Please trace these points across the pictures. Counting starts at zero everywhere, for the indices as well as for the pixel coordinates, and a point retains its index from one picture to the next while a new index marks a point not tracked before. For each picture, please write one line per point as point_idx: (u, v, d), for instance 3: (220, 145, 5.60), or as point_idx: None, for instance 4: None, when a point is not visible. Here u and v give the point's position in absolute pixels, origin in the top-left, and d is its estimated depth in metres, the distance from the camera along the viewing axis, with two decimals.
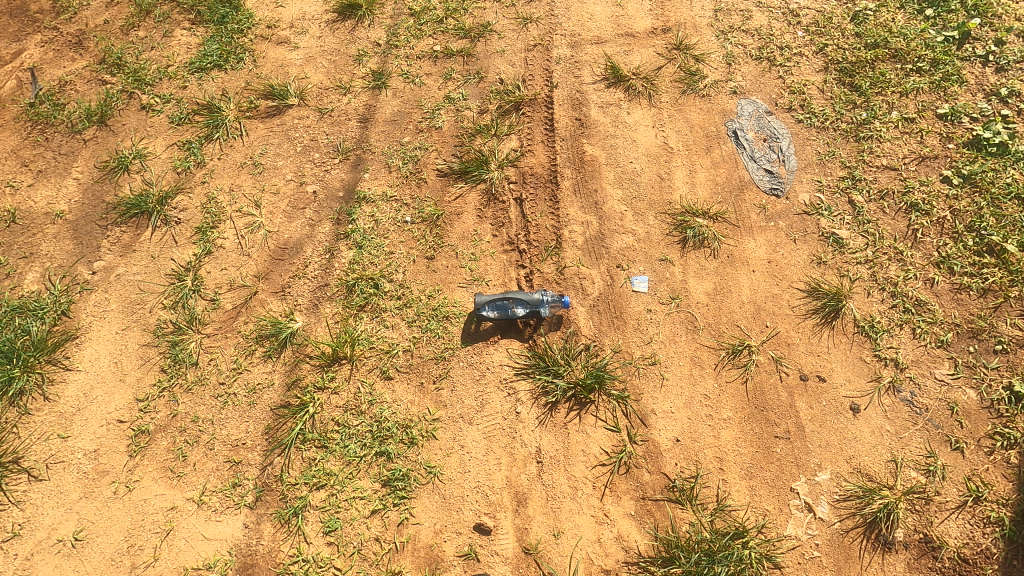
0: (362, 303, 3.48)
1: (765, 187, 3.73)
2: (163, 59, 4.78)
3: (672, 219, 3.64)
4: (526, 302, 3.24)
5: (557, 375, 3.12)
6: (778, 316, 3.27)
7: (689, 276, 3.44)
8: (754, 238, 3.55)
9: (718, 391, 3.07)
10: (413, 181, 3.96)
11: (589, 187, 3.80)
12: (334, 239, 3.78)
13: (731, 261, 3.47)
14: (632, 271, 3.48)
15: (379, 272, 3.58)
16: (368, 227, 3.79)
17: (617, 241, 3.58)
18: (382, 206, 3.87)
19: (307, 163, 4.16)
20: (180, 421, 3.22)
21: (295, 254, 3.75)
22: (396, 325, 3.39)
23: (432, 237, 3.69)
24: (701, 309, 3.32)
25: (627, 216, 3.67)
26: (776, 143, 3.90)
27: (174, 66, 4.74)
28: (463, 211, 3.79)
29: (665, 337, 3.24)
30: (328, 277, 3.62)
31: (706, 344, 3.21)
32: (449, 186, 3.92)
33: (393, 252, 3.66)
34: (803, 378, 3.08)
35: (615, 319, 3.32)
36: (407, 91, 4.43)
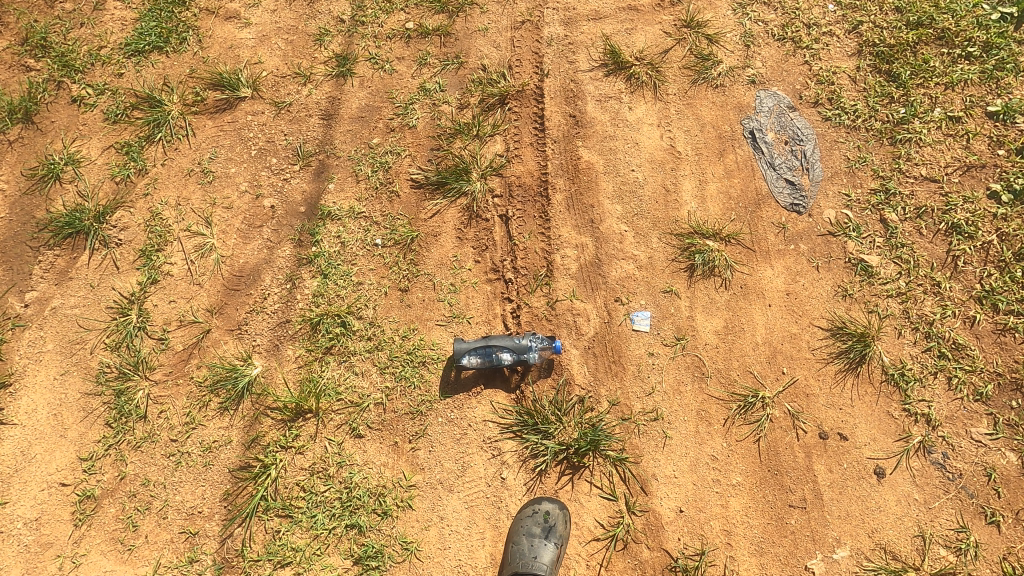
0: (327, 345, 3.09)
1: (785, 201, 3.25)
2: (95, 38, 4.12)
3: (678, 241, 3.20)
4: (512, 346, 2.86)
5: (547, 435, 2.80)
6: (796, 361, 2.90)
7: (697, 312, 3.04)
8: (771, 264, 3.11)
9: (727, 452, 2.75)
10: (384, 193, 3.47)
11: (585, 203, 3.32)
12: (296, 265, 3.34)
13: (745, 294, 3.06)
14: (632, 306, 3.07)
15: (346, 308, 3.16)
16: (333, 251, 3.33)
17: (617, 268, 3.15)
18: (349, 224, 3.40)
19: (263, 170, 3.63)
20: (129, 485, 2.91)
21: (252, 283, 3.32)
22: (367, 372, 3.02)
23: (406, 264, 3.25)
24: (709, 352, 2.95)
25: (627, 237, 3.22)
26: (799, 146, 3.39)
27: (108, 47, 4.08)
28: (440, 231, 3.33)
29: (668, 388, 2.88)
30: (289, 313, 3.20)
31: (714, 395, 2.86)
32: (425, 200, 3.43)
33: (361, 283, 3.23)
34: (822, 436, 2.75)
35: (613, 364, 2.94)
36: (376, 79, 3.82)
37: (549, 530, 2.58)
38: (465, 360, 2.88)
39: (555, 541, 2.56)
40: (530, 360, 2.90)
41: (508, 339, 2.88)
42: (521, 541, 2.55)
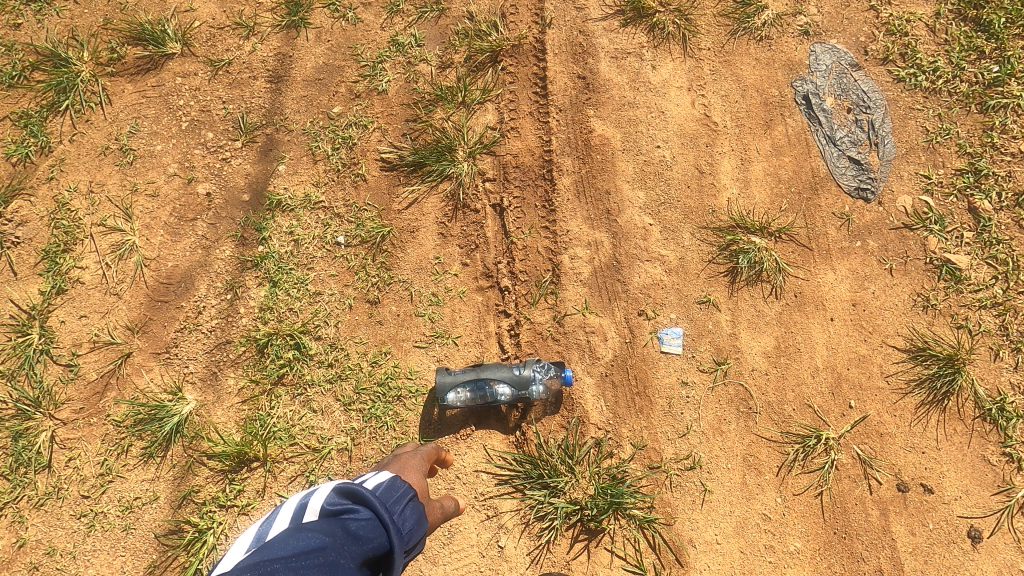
0: (278, 373, 2.46)
1: (849, 185, 2.60)
2: None
3: (716, 237, 2.56)
4: (509, 379, 2.27)
5: (555, 491, 2.24)
6: (866, 393, 2.31)
7: (741, 328, 2.43)
8: (833, 266, 2.49)
9: (783, 510, 2.20)
10: (347, 177, 2.78)
11: (599, 189, 2.66)
12: (239, 270, 2.67)
13: (801, 304, 2.45)
14: (660, 321, 2.45)
15: (301, 326, 2.52)
16: (285, 252, 2.66)
17: (639, 273, 2.53)
18: (304, 217, 2.72)
19: (196, 148, 2.91)
20: (31, 555, 2.33)
21: (183, 293, 2.65)
22: (328, 408, 2.42)
23: (375, 269, 2.59)
24: (758, 380, 2.35)
25: (653, 233, 2.58)
26: (866, 115, 2.70)
27: None
28: (419, 226, 2.66)
29: (707, 428, 2.30)
30: (231, 332, 2.57)
31: (765, 436, 2.28)
32: (399, 186, 2.74)
33: (319, 293, 2.58)
34: (901, 490, 2.19)
35: (637, 397, 2.35)
36: (336, 31, 3.03)
37: None
38: (450, 395, 2.29)
39: None
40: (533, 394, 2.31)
41: (504, 369, 2.28)
42: None
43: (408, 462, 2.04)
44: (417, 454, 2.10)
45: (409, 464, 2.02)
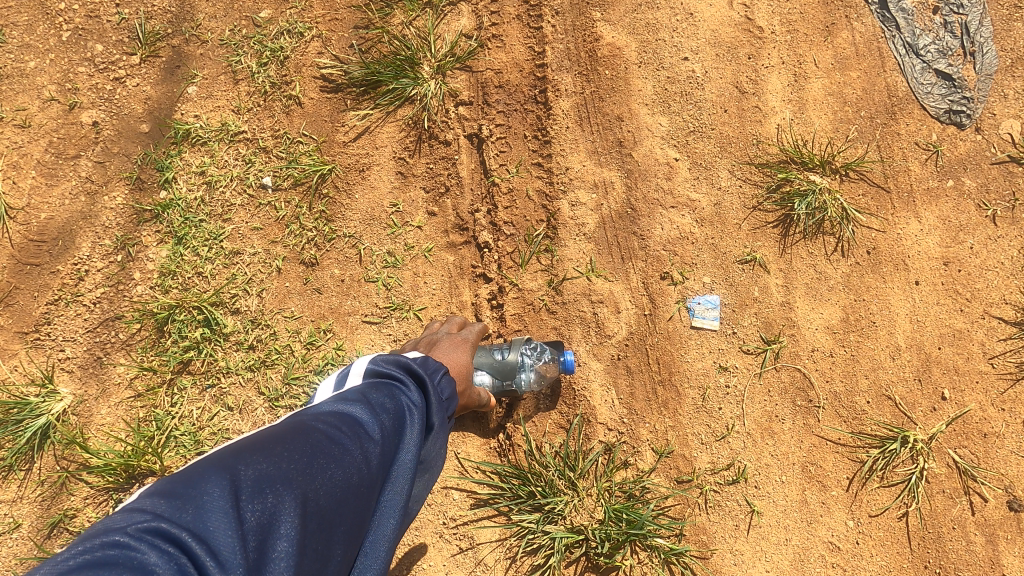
0: (181, 359, 1.85)
1: (938, 108, 1.97)
2: None
3: (763, 176, 1.94)
4: (484, 369, 1.72)
5: (551, 514, 1.70)
6: (964, 380, 1.74)
7: (797, 295, 1.83)
8: (917, 214, 1.88)
9: (855, 536, 1.65)
10: (276, 101, 2.11)
11: (609, 114, 2.02)
12: (133, 222, 2.02)
13: (876, 264, 1.85)
14: (690, 287, 1.85)
15: (212, 297, 1.89)
16: (194, 199, 2.02)
17: (663, 225, 1.91)
18: (220, 153, 2.06)
19: (80, 64, 2.20)
20: None
21: (59, 254, 2.00)
22: (249, 405, 1.83)
23: (312, 221, 1.96)
24: (820, 365, 1.77)
25: (680, 172, 1.96)
26: (959, 15, 2.02)
27: None
28: (371, 164, 2.02)
29: (753, 429, 1.72)
30: (121, 305, 1.94)
31: (831, 439, 1.71)
32: (345, 111, 2.08)
33: (238, 252, 1.94)
34: (1014, 509, 1.64)
35: (660, 387, 1.77)
36: None
37: None
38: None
39: None
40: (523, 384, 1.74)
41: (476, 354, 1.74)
42: None
43: (459, 343, 1.63)
44: (465, 337, 1.67)
45: (460, 345, 1.62)
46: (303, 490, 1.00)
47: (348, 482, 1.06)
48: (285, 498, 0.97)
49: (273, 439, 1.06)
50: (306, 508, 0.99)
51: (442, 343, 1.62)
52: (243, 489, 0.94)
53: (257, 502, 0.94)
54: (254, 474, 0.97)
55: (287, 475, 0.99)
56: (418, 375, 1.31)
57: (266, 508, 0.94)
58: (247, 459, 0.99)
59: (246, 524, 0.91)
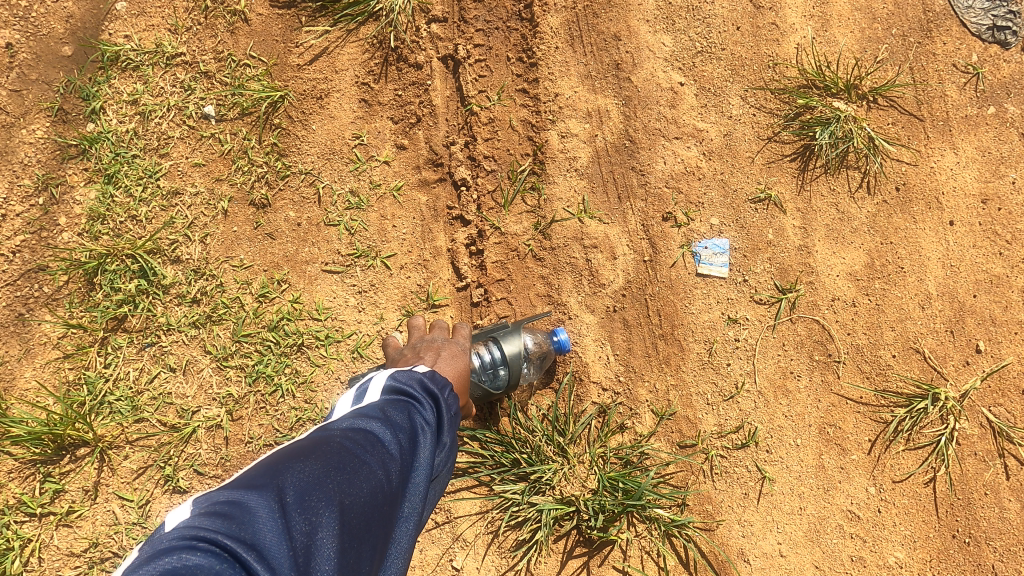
0: (114, 315, 1.61)
1: (981, 25, 1.71)
2: None
3: (779, 103, 1.70)
4: (482, 395, 1.48)
5: (539, 485, 1.52)
6: (1001, 330, 1.55)
7: (815, 238, 1.62)
8: (953, 145, 1.66)
9: (877, 504, 1.47)
10: (219, 18, 1.80)
11: (604, 31, 1.75)
12: (57, 159, 1.75)
13: (905, 202, 1.63)
14: (696, 230, 1.63)
15: (149, 243, 1.64)
16: (126, 131, 1.74)
17: (665, 158, 1.67)
18: (155, 78, 1.78)
19: None
20: None
21: None
22: (194, 366, 1.60)
23: (263, 156, 1.70)
24: (841, 315, 1.57)
25: (685, 99, 1.71)
26: None
27: None
28: (330, 91, 1.75)
29: (766, 387, 1.53)
30: (44, 253, 1.69)
31: (852, 397, 1.52)
32: (299, 30, 1.79)
33: (177, 193, 1.69)
34: None
35: (660, 342, 1.57)
36: None
37: None
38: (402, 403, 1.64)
39: None
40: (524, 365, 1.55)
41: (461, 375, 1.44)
42: None
43: (457, 354, 1.33)
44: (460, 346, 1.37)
45: (461, 355, 1.33)
46: (336, 509, 0.82)
47: (377, 502, 0.88)
48: (319, 518, 0.80)
49: (288, 458, 0.87)
50: (341, 532, 0.81)
51: (437, 354, 1.31)
52: (274, 513, 0.77)
53: (294, 524, 0.77)
54: (283, 497, 0.79)
55: (317, 493, 0.82)
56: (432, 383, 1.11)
57: (302, 532, 0.77)
58: (283, 474, 0.83)
59: (285, 553, 0.74)
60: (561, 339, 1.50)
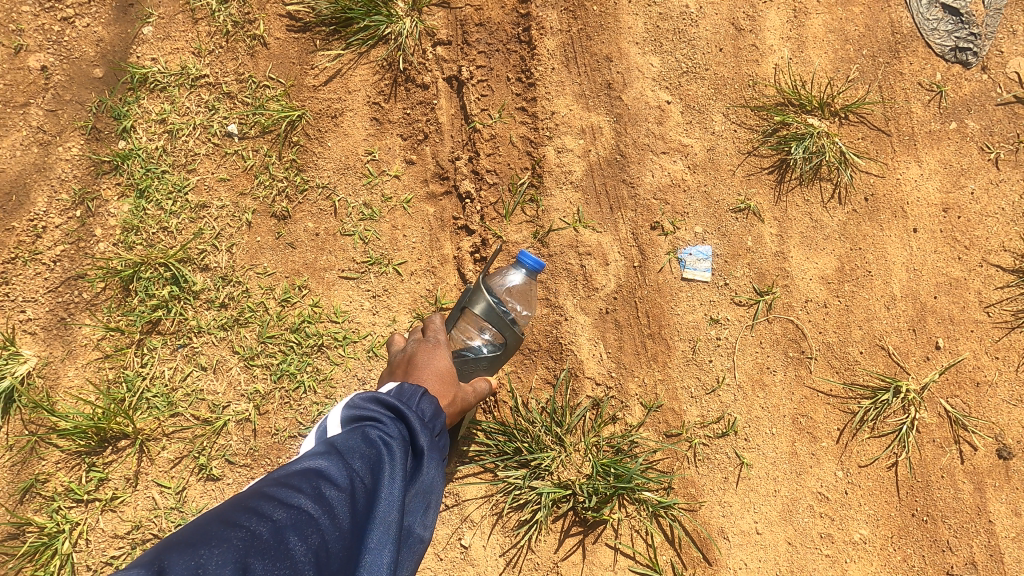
0: (149, 318, 1.76)
1: (943, 46, 1.87)
2: None
3: (758, 120, 1.84)
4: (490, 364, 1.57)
5: (538, 471, 1.67)
6: (959, 328, 1.70)
7: (791, 244, 1.77)
8: (918, 158, 1.80)
9: (845, 487, 1.63)
10: (240, 42, 1.95)
11: (596, 53, 1.89)
12: (92, 175, 1.89)
13: (873, 211, 1.78)
14: (681, 237, 1.78)
15: (179, 253, 1.79)
16: (155, 148, 1.89)
17: (653, 171, 1.82)
18: (181, 98, 1.92)
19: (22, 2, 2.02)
20: None
21: (14, 209, 1.88)
22: (223, 365, 1.75)
23: (283, 171, 1.85)
24: (813, 315, 1.72)
25: (672, 116, 1.86)
26: None
27: None
28: (344, 110, 1.89)
29: (745, 381, 1.68)
30: (82, 262, 1.84)
31: (823, 390, 1.68)
32: (314, 53, 1.93)
33: (204, 206, 1.83)
34: (1003, 457, 1.63)
35: (649, 340, 1.72)
36: None
37: None
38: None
39: None
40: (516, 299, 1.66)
41: (463, 363, 1.55)
42: None
43: (431, 351, 1.43)
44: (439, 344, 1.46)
45: (435, 355, 1.41)
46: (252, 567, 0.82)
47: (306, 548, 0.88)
48: None
49: (214, 521, 0.87)
50: None
51: (415, 358, 1.42)
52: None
53: None
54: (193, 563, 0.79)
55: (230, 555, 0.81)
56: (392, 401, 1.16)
57: None
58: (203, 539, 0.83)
59: None
60: (524, 258, 1.53)
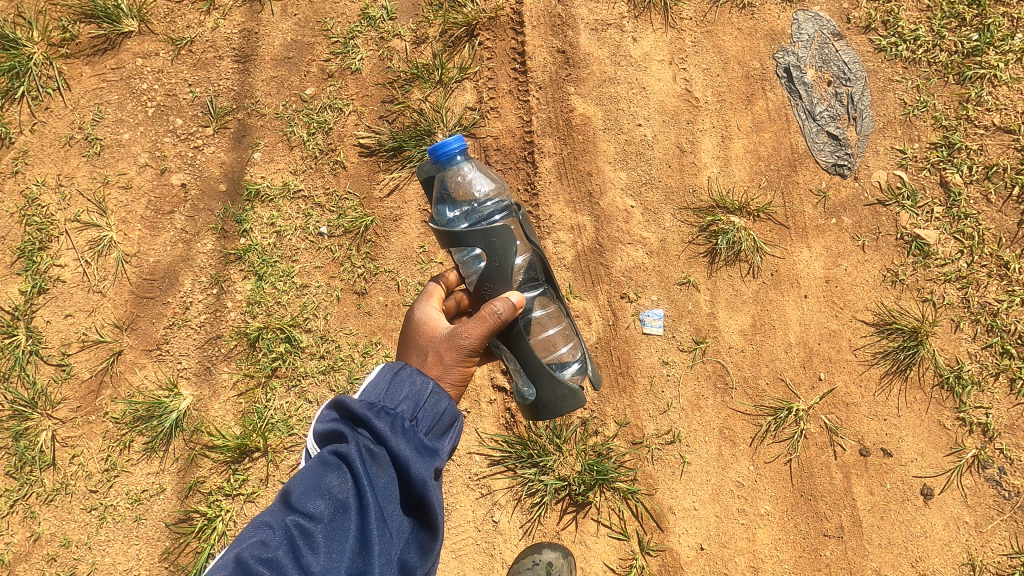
0: (271, 366, 2.53)
1: (827, 162, 2.64)
2: None
3: (696, 218, 2.60)
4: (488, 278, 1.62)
5: (545, 469, 2.41)
6: (835, 365, 2.45)
7: (719, 307, 2.52)
8: (808, 244, 2.56)
9: (754, 476, 2.37)
10: (325, 164, 2.72)
11: (581, 169, 2.66)
12: (222, 263, 2.66)
13: (776, 282, 2.54)
14: (642, 303, 2.54)
15: (290, 320, 2.56)
16: (268, 244, 2.65)
17: (622, 256, 2.58)
18: (285, 206, 2.69)
19: (166, 136, 2.81)
20: (46, 548, 2.44)
21: (168, 288, 2.65)
22: (323, 399, 2.51)
23: (361, 259, 2.62)
24: (734, 357, 2.47)
25: (635, 215, 2.62)
26: (845, 89, 2.70)
27: None
28: (402, 213, 2.65)
29: (686, 404, 2.43)
30: (220, 326, 2.60)
31: (740, 410, 2.43)
32: (380, 172, 2.70)
33: (306, 286, 2.60)
34: (863, 454, 2.37)
35: (620, 376, 2.47)
36: (303, 3, 2.87)
37: None
38: (562, 350, 1.91)
39: None
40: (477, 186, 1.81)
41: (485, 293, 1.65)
42: None
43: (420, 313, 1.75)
44: (427, 314, 1.73)
45: (415, 312, 1.74)
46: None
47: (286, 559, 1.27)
48: None
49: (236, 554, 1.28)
50: None
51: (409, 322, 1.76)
52: None
53: None
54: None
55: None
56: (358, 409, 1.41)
57: None
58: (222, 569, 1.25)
59: None
60: (440, 156, 1.63)
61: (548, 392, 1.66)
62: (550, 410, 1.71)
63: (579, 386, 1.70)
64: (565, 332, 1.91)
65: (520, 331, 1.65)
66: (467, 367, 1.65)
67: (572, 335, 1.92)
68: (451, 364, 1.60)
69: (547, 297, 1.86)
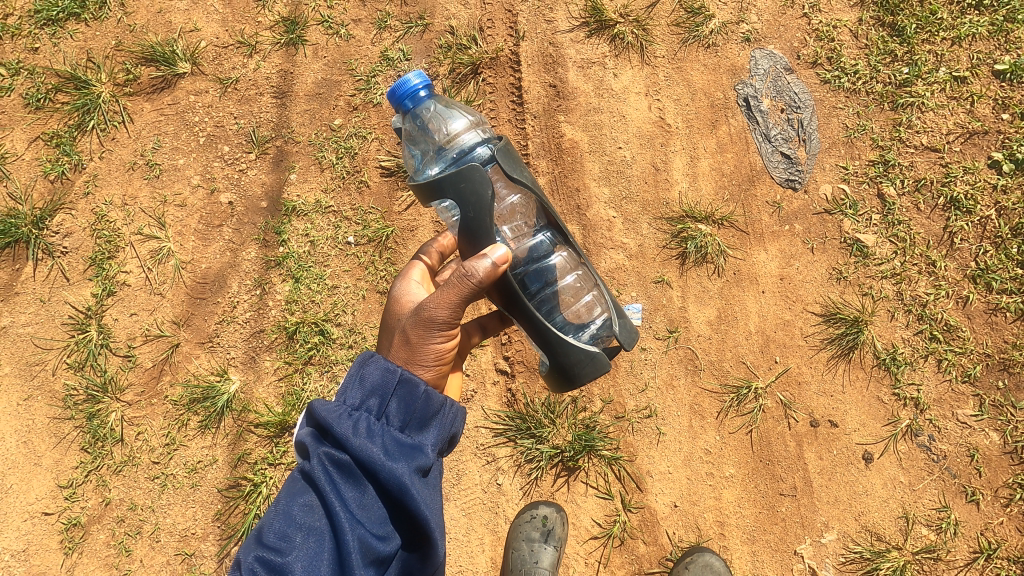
0: (307, 355, 2.97)
1: (780, 177, 3.08)
2: (22, 12, 3.46)
3: (670, 226, 3.04)
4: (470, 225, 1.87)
5: (541, 439, 2.82)
6: (789, 349, 2.87)
7: (689, 302, 2.95)
8: (765, 248, 3.00)
9: (720, 444, 2.77)
10: (352, 184, 3.18)
11: (570, 186, 3.12)
12: (264, 268, 3.11)
13: (738, 280, 2.96)
14: (623, 298, 2.98)
15: (324, 315, 3.01)
16: (303, 251, 3.11)
17: (606, 259, 3.03)
18: (317, 219, 3.15)
19: (215, 161, 3.28)
20: (116, 511, 2.86)
21: (218, 290, 3.10)
22: None
23: (383, 263, 3.06)
24: (702, 344, 2.89)
25: (616, 224, 3.06)
26: (795, 114, 3.16)
27: (30, 19, 3.44)
28: (418, 224, 3.11)
29: (661, 383, 2.85)
30: (263, 322, 3.04)
31: (708, 388, 2.84)
32: (398, 190, 3.16)
33: (336, 286, 3.05)
34: (813, 425, 2.77)
35: None
36: (332, 47, 3.36)
37: (547, 533, 2.69)
38: (585, 298, 2.18)
39: (553, 543, 2.69)
40: (447, 128, 2.14)
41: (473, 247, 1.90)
42: (521, 546, 2.67)
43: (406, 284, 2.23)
44: (405, 289, 2.21)
45: (397, 288, 2.23)
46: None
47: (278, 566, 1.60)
48: None
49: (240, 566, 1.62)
50: None
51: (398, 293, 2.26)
52: None
53: None
54: None
55: None
56: (331, 424, 1.68)
57: None
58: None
59: None
60: (400, 100, 1.92)
61: (565, 353, 1.94)
62: (572, 374, 2.00)
63: (596, 352, 1.98)
64: (583, 285, 2.18)
65: (519, 288, 1.93)
66: (447, 331, 1.97)
67: (591, 286, 2.17)
68: (425, 337, 1.93)
69: (555, 241, 2.16)
